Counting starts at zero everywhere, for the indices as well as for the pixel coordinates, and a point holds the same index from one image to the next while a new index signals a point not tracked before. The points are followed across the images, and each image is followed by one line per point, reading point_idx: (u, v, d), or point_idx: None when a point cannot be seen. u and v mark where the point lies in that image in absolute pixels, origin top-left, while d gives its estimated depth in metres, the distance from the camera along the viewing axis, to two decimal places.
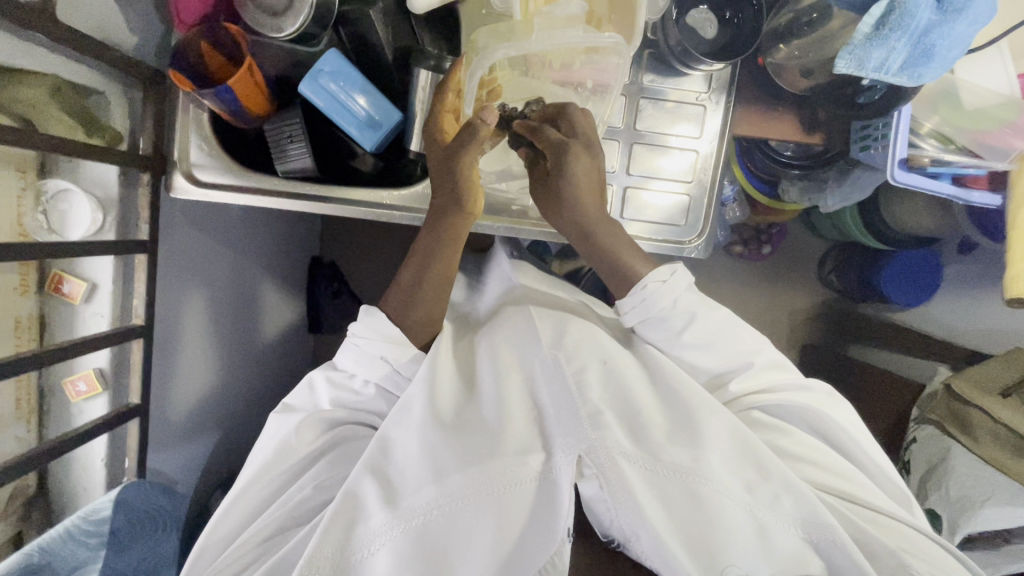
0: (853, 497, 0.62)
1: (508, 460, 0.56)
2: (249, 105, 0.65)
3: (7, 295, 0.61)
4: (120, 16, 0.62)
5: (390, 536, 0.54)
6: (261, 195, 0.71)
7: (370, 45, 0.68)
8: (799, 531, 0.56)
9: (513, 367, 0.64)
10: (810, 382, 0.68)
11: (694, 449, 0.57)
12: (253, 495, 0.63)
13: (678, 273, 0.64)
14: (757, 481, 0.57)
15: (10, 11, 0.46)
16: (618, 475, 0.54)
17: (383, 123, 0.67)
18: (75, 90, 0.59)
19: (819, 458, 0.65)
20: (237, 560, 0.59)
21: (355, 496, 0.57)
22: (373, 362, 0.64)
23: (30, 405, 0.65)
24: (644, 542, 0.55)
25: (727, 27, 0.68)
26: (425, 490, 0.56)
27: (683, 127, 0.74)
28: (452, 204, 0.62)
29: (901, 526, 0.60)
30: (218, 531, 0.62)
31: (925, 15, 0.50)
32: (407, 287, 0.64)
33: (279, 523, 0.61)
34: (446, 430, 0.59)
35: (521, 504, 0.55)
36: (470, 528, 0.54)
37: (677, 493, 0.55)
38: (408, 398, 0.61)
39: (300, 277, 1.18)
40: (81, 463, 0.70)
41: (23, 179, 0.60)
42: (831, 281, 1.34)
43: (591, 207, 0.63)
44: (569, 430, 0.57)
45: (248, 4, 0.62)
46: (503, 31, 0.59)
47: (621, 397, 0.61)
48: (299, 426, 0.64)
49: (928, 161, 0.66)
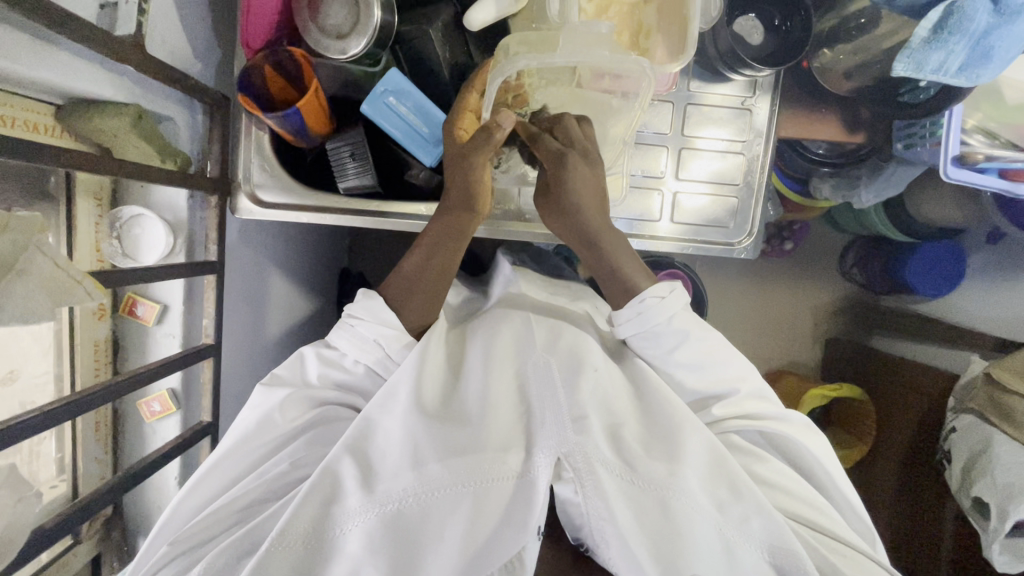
0: (821, 526, 0.60)
1: (489, 455, 0.52)
2: (314, 126, 0.67)
3: (86, 319, 0.62)
4: (189, 44, 0.64)
5: (364, 518, 0.50)
6: (329, 214, 0.73)
7: (428, 61, 0.70)
8: (765, 554, 0.54)
9: (503, 365, 0.61)
10: (790, 413, 0.64)
11: (671, 463, 0.53)
12: (231, 469, 0.58)
13: (676, 290, 0.62)
14: (728, 500, 0.54)
15: (109, 46, 0.48)
16: (595, 483, 0.51)
17: (442, 138, 0.69)
18: (151, 117, 0.60)
19: (793, 486, 0.61)
20: (207, 530, 0.55)
21: (334, 474, 0.53)
22: (367, 345, 0.62)
23: (106, 429, 0.67)
24: (614, 551, 0.52)
25: (776, 34, 0.70)
26: (403, 476, 0.52)
27: (728, 130, 0.76)
28: (462, 204, 0.64)
29: (864, 560, 0.58)
30: (194, 497, 0.58)
31: (983, 19, 0.52)
32: (406, 277, 0.63)
33: (255, 495, 0.56)
34: (430, 419, 0.55)
35: (498, 501, 0.50)
36: (443, 518, 0.50)
37: (649, 508, 0.52)
38: (394, 383, 0.58)
39: (332, 290, 1.19)
40: (155, 482, 0.72)
41: (99, 208, 0.61)
42: (853, 275, 1.34)
43: (592, 215, 0.64)
44: (551, 432, 0.53)
45: (311, 27, 0.63)
46: (533, 42, 0.62)
47: (604, 404, 0.58)
48: (283, 400, 0.59)
49: (981, 157, 0.68)
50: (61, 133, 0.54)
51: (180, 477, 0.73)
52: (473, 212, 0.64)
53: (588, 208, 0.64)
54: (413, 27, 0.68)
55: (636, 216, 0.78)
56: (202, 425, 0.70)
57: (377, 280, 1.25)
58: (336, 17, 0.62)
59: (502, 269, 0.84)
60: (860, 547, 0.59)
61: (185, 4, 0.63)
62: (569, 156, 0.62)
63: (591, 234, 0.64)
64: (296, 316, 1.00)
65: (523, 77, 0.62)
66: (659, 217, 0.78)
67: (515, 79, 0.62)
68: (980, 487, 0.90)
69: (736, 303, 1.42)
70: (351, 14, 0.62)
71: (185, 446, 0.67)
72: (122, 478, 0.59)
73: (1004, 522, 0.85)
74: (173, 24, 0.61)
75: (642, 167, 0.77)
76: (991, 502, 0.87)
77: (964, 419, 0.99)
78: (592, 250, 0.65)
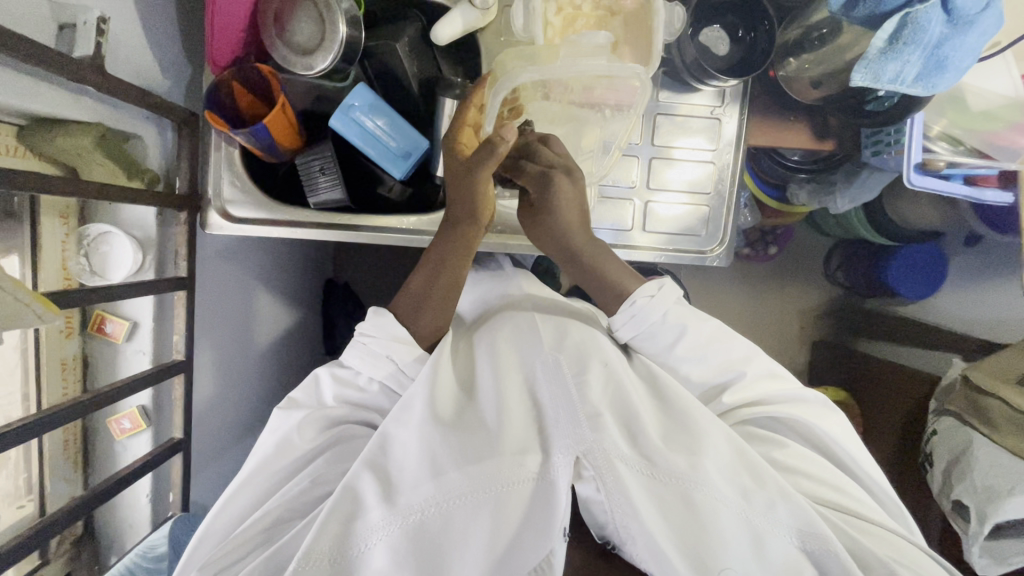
0: (849, 507, 0.58)
1: (507, 459, 0.51)
2: (281, 141, 0.67)
3: (53, 338, 0.62)
4: (155, 63, 0.64)
5: (388, 532, 0.49)
6: (297, 228, 0.73)
7: (396, 76, 0.71)
8: (794, 540, 0.51)
9: (511, 370, 0.60)
10: (805, 392, 0.64)
11: (691, 456, 0.52)
12: (253, 492, 0.58)
13: (666, 287, 0.62)
14: (753, 488, 0.52)
15: (60, 65, 0.47)
16: (617, 481, 0.49)
17: (411, 152, 0.70)
18: (117, 135, 0.61)
19: (816, 469, 0.60)
20: (232, 553, 0.54)
21: (354, 491, 0.52)
22: (378, 361, 0.61)
23: (75, 446, 0.67)
24: (639, 547, 0.50)
25: (740, 45, 0.71)
26: (423, 487, 0.51)
27: (697, 140, 0.77)
28: (468, 215, 0.63)
29: (890, 536, 0.57)
30: (220, 519, 0.56)
31: (936, 29, 0.52)
32: (417, 292, 0.63)
33: (278, 514, 0.56)
34: (446, 427, 0.54)
35: (519, 506, 0.50)
36: (466, 527, 0.49)
37: (673, 502, 0.50)
38: (409, 397, 0.57)
39: (315, 300, 1.17)
40: (127, 499, 0.72)
41: (66, 225, 0.61)
42: (838, 278, 1.32)
43: (568, 232, 0.65)
44: (567, 431, 0.52)
45: (277, 43, 0.64)
46: (526, 57, 0.62)
47: (620, 398, 0.56)
48: (300, 420, 0.59)
49: (944, 164, 0.68)
50: (24, 154, 0.54)
51: (153, 494, 0.72)
52: (478, 221, 0.64)
53: (569, 224, 0.65)
54: (381, 43, 0.69)
55: (611, 226, 0.78)
56: (174, 441, 0.70)
57: (364, 290, 1.24)
58: (302, 33, 0.63)
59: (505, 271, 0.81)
60: (881, 521, 0.58)
61: (152, 23, 0.63)
62: (551, 175, 0.63)
63: (573, 248, 0.65)
64: (281, 329, 1.00)
65: (519, 91, 0.62)
66: (632, 227, 0.78)
67: (512, 94, 0.62)
68: (960, 490, 0.88)
69: (725, 308, 1.41)
70: (318, 30, 0.63)
71: (157, 463, 0.66)
72: (88, 499, 0.58)
73: (983, 525, 0.82)
74: (138, 43, 0.61)
75: (616, 177, 0.77)
76: (971, 505, 0.85)
77: (944, 421, 0.98)
78: (573, 264, 0.66)
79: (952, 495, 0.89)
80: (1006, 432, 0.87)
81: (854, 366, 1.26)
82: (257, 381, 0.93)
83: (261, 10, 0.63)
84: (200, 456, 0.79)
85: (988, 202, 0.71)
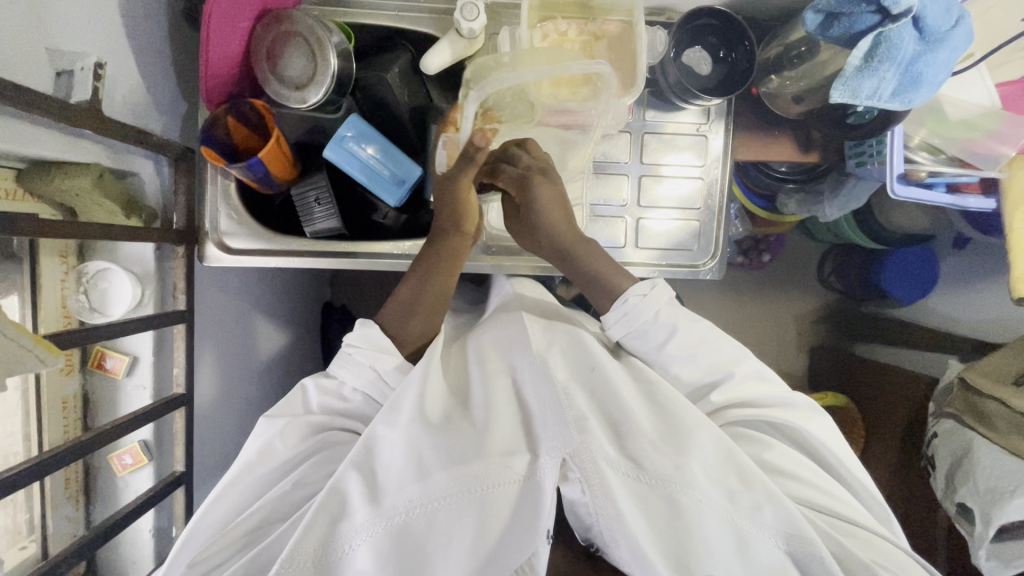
0: (836, 513, 0.57)
1: (493, 461, 0.50)
2: (276, 172, 0.68)
3: (54, 376, 0.62)
4: (152, 102, 0.65)
5: (371, 534, 0.49)
6: (294, 256, 0.75)
7: (388, 103, 0.74)
8: (782, 543, 0.51)
9: (501, 375, 0.60)
10: (794, 396, 0.63)
11: (678, 456, 0.51)
12: (239, 495, 0.57)
13: (658, 286, 0.63)
14: (739, 490, 0.51)
15: (56, 110, 0.48)
16: (602, 484, 0.48)
17: (405, 179, 0.71)
18: (114, 174, 0.61)
19: (802, 471, 0.59)
20: (212, 557, 0.54)
21: (340, 494, 0.52)
22: (361, 370, 0.61)
23: (78, 484, 0.67)
24: (623, 550, 0.49)
25: (722, 64, 0.73)
26: (408, 489, 0.50)
27: (685, 156, 0.78)
28: (453, 226, 0.67)
29: (880, 542, 0.56)
30: (210, 516, 0.56)
31: (909, 46, 0.54)
32: (406, 300, 0.65)
33: (260, 518, 0.55)
34: (433, 429, 0.54)
35: (503, 509, 0.49)
36: (450, 531, 0.49)
37: (657, 504, 0.50)
38: (397, 397, 0.56)
39: (311, 324, 1.16)
40: (129, 535, 0.72)
41: (65, 264, 0.62)
42: (831, 282, 1.32)
43: (552, 230, 0.66)
44: (554, 432, 0.51)
45: (271, 78, 0.65)
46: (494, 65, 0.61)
47: (608, 400, 0.55)
48: (283, 426, 0.58)
49: (925, 174, 0.70)
50: (23, 197, 0.55)
51: (155, 529, 0.73)
52: (464, 233, 0.68)
53: (553, 226, 0.66)
54: (372, 74, 0.72)
55: (604, 243, 0.80)
56: (176, 474, 0.70)
57: (362, 312, 1.23)
58: (295, 67, 0.64)
59: (501, 285, 0.81)
60: (876, 529, 0.57)
61: (147, 64, 0.64)
62: (529, 175, 0.65)
63: (564, 248, 0.66)
64: (276, 354, 0.99)
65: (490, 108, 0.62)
66: (626, 243, 0.80)
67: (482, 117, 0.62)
68: (964, 493, 0.86)
69: (721, 316, 1.40)
70: (310, 64, 0.64)
71: (160, 497, 0.67)
72: (97, 536, 0.59)
73: (988, 528, 0.81)
74: (134, 84, 0.62)
75: (606, 196, 0.78)
76: (975, 507, 0.83)
77: (944, 423, 0.96)
78: (567, 263, 0.67)
79: (956, 498, 0.87)
80: (1006, 433, 0.85)
81: (851, 370, 1.26)
82: (257, 404, 0.92)
83: (254, 48, 0.65)
84: (200, 489, 0.79)
85: (971, 208, 0.73)
